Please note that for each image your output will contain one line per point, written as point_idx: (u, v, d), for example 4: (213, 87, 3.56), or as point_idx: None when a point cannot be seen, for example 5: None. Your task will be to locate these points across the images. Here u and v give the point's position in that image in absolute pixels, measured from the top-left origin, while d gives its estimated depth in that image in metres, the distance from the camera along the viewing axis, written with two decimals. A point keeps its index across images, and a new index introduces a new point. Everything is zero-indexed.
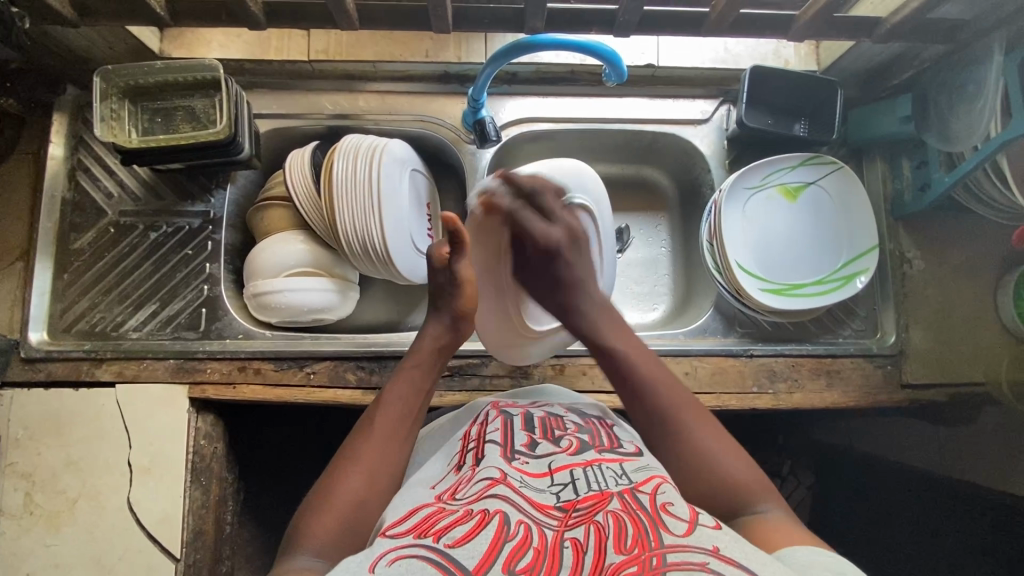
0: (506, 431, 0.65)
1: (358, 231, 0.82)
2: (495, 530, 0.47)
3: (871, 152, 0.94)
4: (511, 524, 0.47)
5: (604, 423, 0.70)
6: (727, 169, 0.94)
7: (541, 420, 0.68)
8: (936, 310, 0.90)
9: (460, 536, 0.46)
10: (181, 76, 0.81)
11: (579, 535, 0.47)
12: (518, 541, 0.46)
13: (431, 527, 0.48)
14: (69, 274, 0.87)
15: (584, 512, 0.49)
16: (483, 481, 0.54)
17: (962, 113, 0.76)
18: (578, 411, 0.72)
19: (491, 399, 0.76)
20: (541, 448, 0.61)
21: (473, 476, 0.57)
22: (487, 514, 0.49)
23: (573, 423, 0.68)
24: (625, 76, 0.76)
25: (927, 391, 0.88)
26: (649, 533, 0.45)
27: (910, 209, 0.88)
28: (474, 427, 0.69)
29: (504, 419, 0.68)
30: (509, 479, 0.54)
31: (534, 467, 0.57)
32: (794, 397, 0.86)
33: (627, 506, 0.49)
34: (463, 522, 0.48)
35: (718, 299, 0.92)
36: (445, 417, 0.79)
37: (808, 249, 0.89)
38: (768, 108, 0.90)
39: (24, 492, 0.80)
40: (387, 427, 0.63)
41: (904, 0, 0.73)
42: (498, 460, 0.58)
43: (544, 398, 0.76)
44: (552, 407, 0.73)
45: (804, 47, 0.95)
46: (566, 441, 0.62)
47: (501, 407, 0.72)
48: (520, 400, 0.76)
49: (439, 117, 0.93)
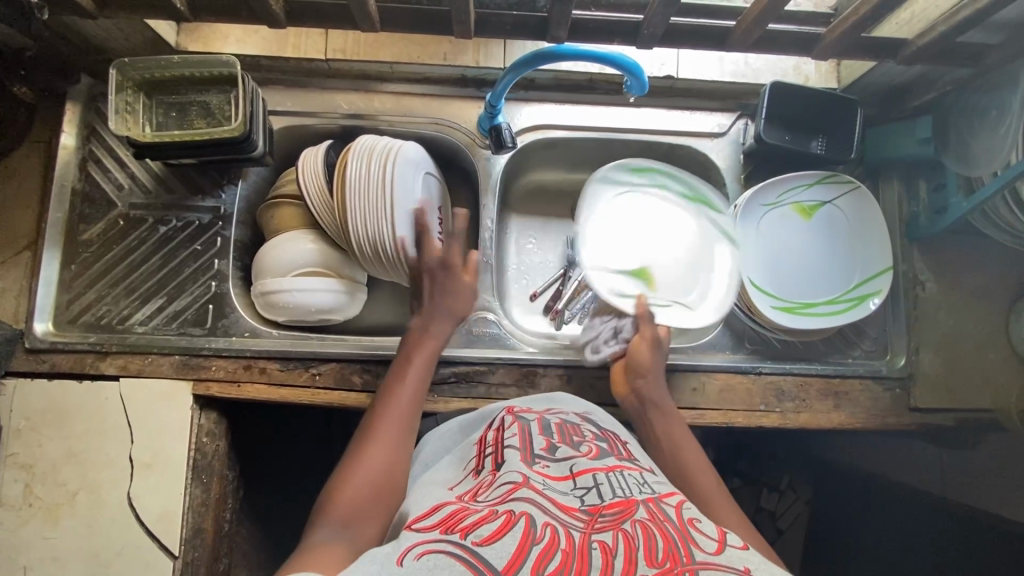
0: (524, 436, 0.64)
1: (370, 233, 0.82)
2: (522, 531, 0.46)
3: (888, 171, 0.93)
4: (538, 526, 0.46)
5: (620, 437, 0.69)
6: (742, 184, 0.94)
7: (558, 427, 0.68)
8: (949, 334, 0.89)
9: (489, 534, 0.46)
10: (198, 71, 0.81)
11: (607, 539, 0.46)
12: (545, 544, 0.45)
13: (458, 523, 0.48)
14: (76, 265, 0.87)
15: (611, 518, 0.48)
16: (505, 485, 0.53)
17: (983, 138, 0.75)
18: (593, 421, 0.71)
19: (506, 405, 0.76)
20: (561, 453, 0.61)
21: (494, 480, 0.56)
22: (513, 515, 0.48)
23: (591, 431, 0.67)
24: (646, 88, 0.75)
25: (935, 415, 0.87)
26: (679, 547, 0.45)
27: (927, 232, 0.87)
28: (490, 432, 0.68)
29: (521, 424, 0.67)
30: (532, 482, 0.54)
31: (555, 470, 0.57)
32: (801, 417, 0.86)
33: (654, 517, 0.49)
34: (490, 521, 0.48)
35: (729, 316, 0.91)
36: (455, 419, 0.78)
37: (821, 268, 0.89)
38: (785, 124, 0.89)
39: (24, 484, 0.80)
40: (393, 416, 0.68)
41: (931, 23, 0.72)
42: (519, 464, 0.57)
43: (559, 406, 0.76)
44: (568, 415, 0.72)
45: (825, 65, 0.94)
46: (586, 447, 0.62)
47: (518, 412, 0.71)
48: (534, 406, 0.75)
49: (454, 120, 0.92)
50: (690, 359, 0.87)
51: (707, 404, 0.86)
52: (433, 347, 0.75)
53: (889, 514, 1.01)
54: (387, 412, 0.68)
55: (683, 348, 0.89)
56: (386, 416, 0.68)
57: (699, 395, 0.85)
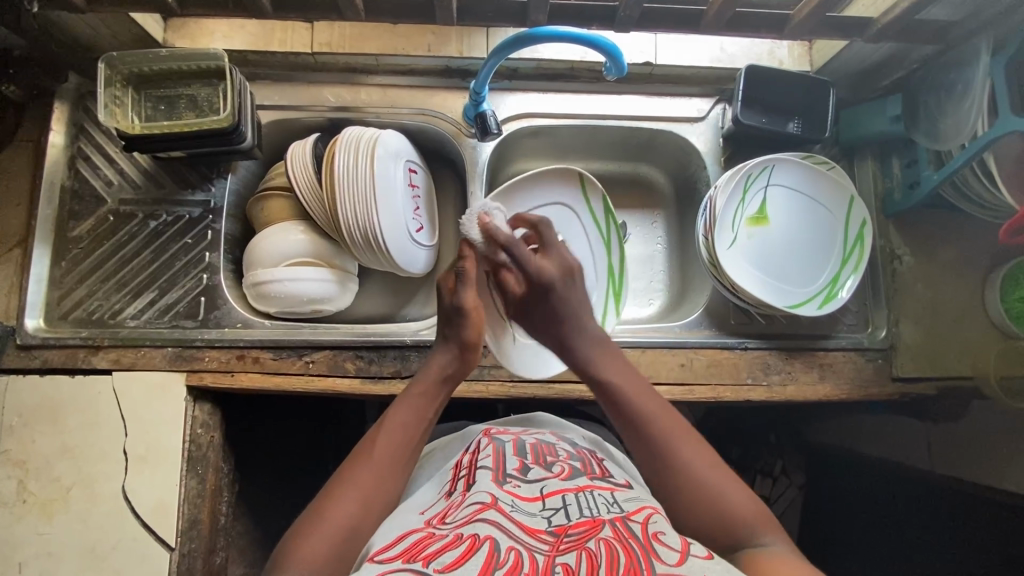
0: (498, 457, 0.67)
1: (359, 221, 0.83)
2: (485, 555, 0.48)
3: (862, 151, 0.96)
4: (502, 550, 0.48)
5: (594, 454, 0.73)
6: (723, 166, 0.96)
7: (533, 447, 0.71)
8: (927, 305, 0.91)
9: (450, 561, 0.47)
10: (186, 64, 0.82)
11: (570, 560, 0.47)
12: (508, 567, 0.46)
13: (421, 551, 0.49)
14: (67, 261, 0.87)
15: (576, 538, 0.50)
16: (473, 505, 0.56)
17: (949, 113, 0.79)
18: (569, 441, 0.76)
19: (482, 428, 0.80)
20: (534, 474, 0.64)
21: (462, 502, 0.59)
22: (477, 540, 0.50)
23: (565, 450, 0.71)
24: (625, 70, 0.77)
25: (917, 384, 0.90)
26: (641, 561, 0.46)
27: (902, 206, 0.90)
28: (466, 456, 0.71)
29: (495, 445, 0.70)
30: (500, 503, 0.56)
31: (525, 491, 0.60)
32: (788, 389, 0.87)
33: (619, 534, 0.50)
34: (453, 547, 0.49)
35: (710, 295, 0.93)
36: (440, 444, 0.82)
37: (799, 248, 0.91)
38: (762, 107, 0.92)
39: (17, 480, 0.79)
40: (389, 453, 0.63)
41: (894, 1, 0.75)
42: (489, 485, 0.60)
43: (536, 427, 0.81)
44: (544, 436, 0.76)
45: (798, 48, 0.97)
46: (558, 467, 0.65)
47: (493, 433, 0.75)
48: (511, 429, 0.79)
49: (440, 111, 0.94)
50: (677, 337, 0.89)
51: (696, 379, 0.87)
52: (440, 392, 0.70)
53: (879, 489, 1.03)
54: (379, 451, 0.63)
55: (671, 327, 0.91)
56: (377, 456, 0.62)
57: (687, 371, 0.87)
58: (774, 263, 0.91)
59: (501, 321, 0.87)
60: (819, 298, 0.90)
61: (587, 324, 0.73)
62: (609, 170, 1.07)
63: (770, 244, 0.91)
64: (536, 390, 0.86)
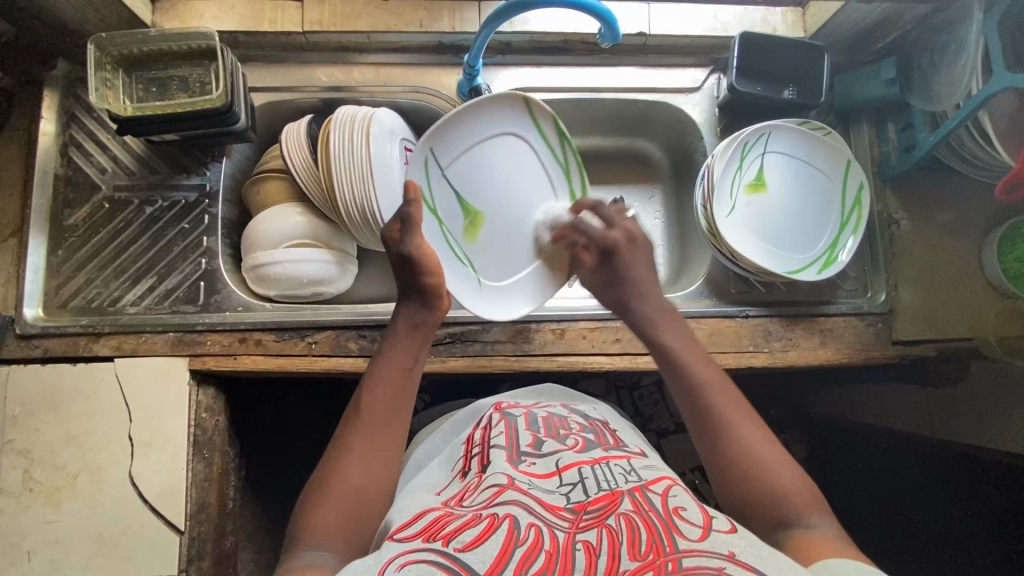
0: (511, 434, 0.67)
1: (356, 200, 0.82)
2: (506, 534, 0.48)
3: (857, 117, 0.96)
4: (522, 528, 0.48)
5: (607, 425, 0.74)
6: (719, 136, 0.96)
7: (545, 421, 0.71)
8: (925, 269, 0.92)
9: (470, 540, 0.47)
10: (176, 45, 0.82)
11: (592, 537, 0.48)
12: (529, 546, 0.47)
13: (440, 530, 0.50)
14: (63, 250, 0.86)
15: (596, 515, 0.50)
16: (490, 488, 0.55)
17: (943, 73, 0.79)
18: (581, 413, 0.76)
19: (494, 401, 0.80)
20: (548, 447, 0.64)
21: (479, 484, 0.58)
22: (496, 519, 0.50)
23: (577, 423, 0.71)
24: (619, 38, 0.77)
25: (917, 346, 0.90)
26: (662, 538, 0.46)
27: (898, 170, 0.91)
28: (478, 431, 0.71)
29: (508, 422, 0.70)
30: (517, 483, 0.56)
31: (541, 468, 0.59)
32: (790, 355, 0.88)
33: (639, 507, 0.50)
34: (472, 526, 0.49)
35: (711, 266, 0.93)
36: (446, 420, 0.82)
37: (798, 217, 0.92)
38: (757, 75, 0.92)
39: (23, 469, 0.79)
40: (383, 410, 0.61)
41: None
42: (504, 466, 0.59)
43: (547, 400, 0.82)
44: (556, 408, 0.77)
45: (791, 15, 0.96)
46: (572, 440, 0.65)
47: (504, 408, 0.75)
48: (522, 401, 0.79)
49: (435, 88, 0.93)
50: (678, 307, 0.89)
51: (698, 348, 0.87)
52: (419, 343, 0.66)
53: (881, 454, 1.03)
54: (371, 411, 0.61)
55: (671, 298, 0.91)
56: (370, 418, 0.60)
57: None
58: (773, 233, 0.91)
59: (460, 271, 0.79)
60: (818, 263, 0.90)
61: (655, 294, 0.73)
62: (606, 145, 1.06)
63: (773, 212, 0.91)
64: (540, 363, 0.86)
